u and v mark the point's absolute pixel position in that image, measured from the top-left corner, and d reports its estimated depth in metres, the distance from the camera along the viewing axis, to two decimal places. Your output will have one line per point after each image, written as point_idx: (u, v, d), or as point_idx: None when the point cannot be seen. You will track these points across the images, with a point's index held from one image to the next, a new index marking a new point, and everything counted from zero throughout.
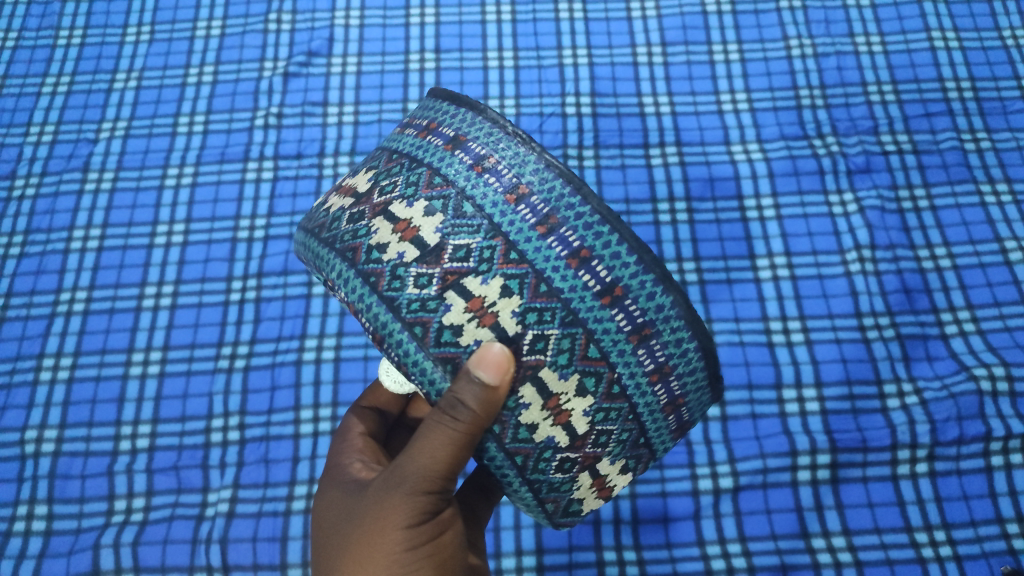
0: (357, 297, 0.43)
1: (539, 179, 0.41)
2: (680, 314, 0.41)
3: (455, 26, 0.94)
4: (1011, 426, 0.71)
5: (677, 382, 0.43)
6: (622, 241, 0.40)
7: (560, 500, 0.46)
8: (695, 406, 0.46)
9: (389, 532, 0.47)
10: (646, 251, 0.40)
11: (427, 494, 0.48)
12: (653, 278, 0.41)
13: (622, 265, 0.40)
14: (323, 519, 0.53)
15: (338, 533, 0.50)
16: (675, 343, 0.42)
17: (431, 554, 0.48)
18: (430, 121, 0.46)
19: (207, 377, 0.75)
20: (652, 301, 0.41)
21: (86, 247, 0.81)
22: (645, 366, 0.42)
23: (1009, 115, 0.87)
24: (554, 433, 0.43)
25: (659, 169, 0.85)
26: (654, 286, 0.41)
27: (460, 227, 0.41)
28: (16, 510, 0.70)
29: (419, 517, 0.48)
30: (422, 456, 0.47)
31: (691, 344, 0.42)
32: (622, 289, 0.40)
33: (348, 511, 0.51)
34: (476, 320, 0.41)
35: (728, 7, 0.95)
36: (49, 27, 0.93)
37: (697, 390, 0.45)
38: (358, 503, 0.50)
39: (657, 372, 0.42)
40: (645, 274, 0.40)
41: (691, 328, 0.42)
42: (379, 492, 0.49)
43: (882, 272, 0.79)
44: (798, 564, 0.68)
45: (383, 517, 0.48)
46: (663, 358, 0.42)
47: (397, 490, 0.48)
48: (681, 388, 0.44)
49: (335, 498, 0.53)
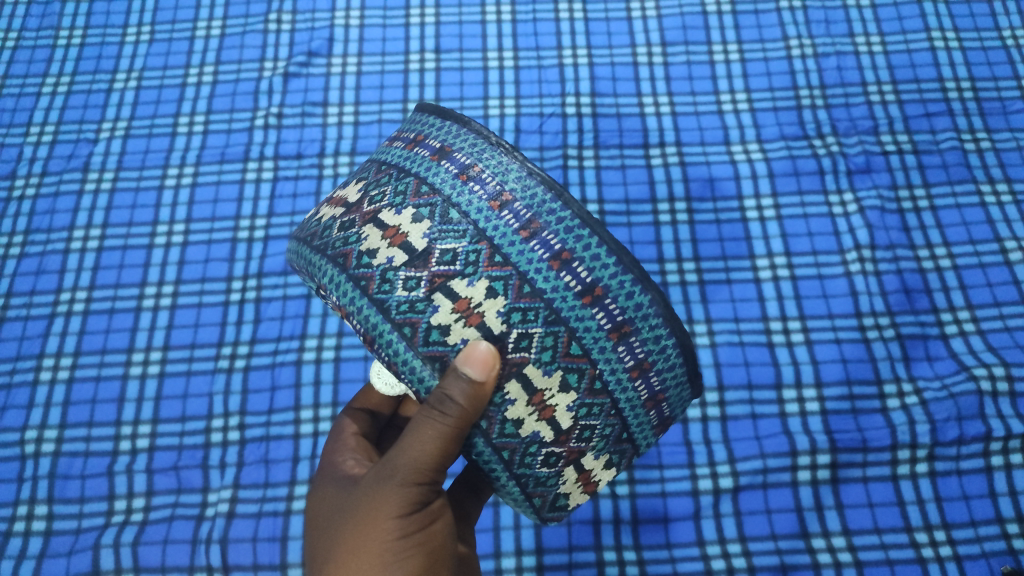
0: (348, 300, 0.43)
1: (521, 186, 0.41)
2: (658, 312, 0.42)
3: (455, 27, 0.94)
4: (1011, 426, 0.71)
5: (656, 377, 0.43)
6: (602, 244, 0.40)
7: (546, 494, 0.46)
8: (675, 402, 0.46)
9: (380, 522, 0.47)
10: (625, 253, 0.40)
11: (417, 485, 0.48)
12: (632, 279, 0.41)
13: (602, 265, 0.40)
14: (317, 514, 0.52)
15: (331, 526, 0.50)
16: (654, 340, 0.42)
17: (421, 543, 0.48)
18: (417, 133, 0.46)
19: (207, 377, 0.75)
20: (631, 300, 0.41)
21: (86, 247, 0.81)
22: (626, 362, 0.42)
23: (1009, 115, 0.87)
24: (540, 428, 0.43)
25: (659, 169, 0.85)
26: (633, 286, 0.41)
27: (446, 232, 0.41)
28: (16, 510, 0.70)
29: (410, 507, 0.48)
30: (412, 450, 0.47)
31: (670, 342, 0.42)
32: (602, 288, 0.40)
33: (341, 505, 0.50)
34: (463, 320, 0.41)
35: (728, 7, 0.95)
36: (49, 27, 0.93)
37: (677, 385, 0.45)
38: (350, 496, 0.50)
39: (638, 368, 0.42)
40: (624, 274, 0.41)
41: (670, 325, 0.42)
42: (371, 484, 0.49)
43: (882, 272, 0.79)
44: (798, 564, 0.68)
45: (374, 507, 0.48)
46: (643, 355, 0.42)
47: (388, 481, 0.48)
48: (662, 383, 0.44)
49: (328, 493, 0.53)
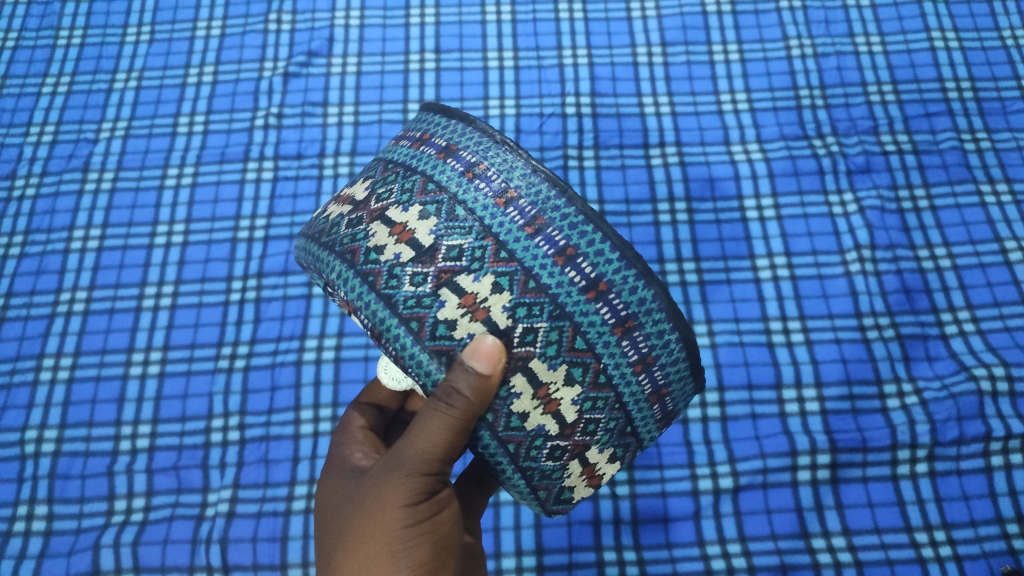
0: (357, 295, 0.43)
1: (527, 184, 0.41)
2: (661, 307, 0.42)
3: (456, 27, 0.94)
4: (1011, 426, 0.71)
5: (660, 372, 0.43)
6: (606, 239, 0.40)
7: (551, 487, 0.46)
8: (679, 396, 0.46)
9: (389, 511, 0.47)
10: (629, 248, 0.40)
11: (424, 475, 0.48)
12: (636, 273, 0.41)
13: (606, 261, 0.40)
14: (325, 505, 0.52)
15: (341, 516, 0.50)
16: (657, 334, 0.42)
17: (429, 531, 0.48)
18: (423, 132, 0.46)
19: (207, 377, 0.75)
20: (635, 295, 0.41)
21: (86, 247, 0.81)
22: (629, 356, 0.42)
23: (1009, 115, 0.87)
24: (545, 421, 0.43)
25: (659, 169, 0.85)
26: (637, 281, 0.41)
27: (452, 228, 0.41)
28: (16, 510, 0.70)
29: (418, 496, 0.48)
30: (419, 441, 0.47)
31: (673, 336, 0.42)
32: (606, 283, 0.40)
33: (350, 495, 0.50)
34: (469, 315, 0.41)
35: (728, 8, 0.95)
36: (49, 27, 0.93)
37: (680, 380, 0.45)
38: (359, 486, 0.50)
39: (641, 362, 0.42)
40: (627, 269, 0.41)
41: (673, 320, 0.42)
42: (379, 474, 0.49)
43: (882, 272, 0.79)
44: (798, 564, 0.68)
45: (383, 496, 0.48)
46: (646, 349, 0.42)
47: (395, 472, 0.48)
48: (665, 377, 0.44)
49: (336, 484, 0.53)
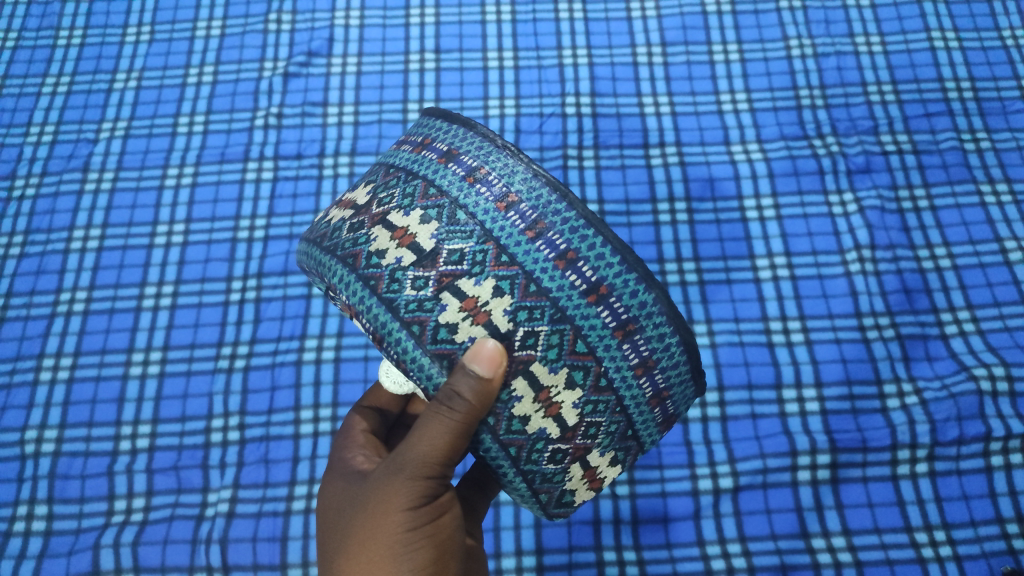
0: (358, 299, 0.43)
1: (527, 188, 0.41)
2: (662, 310, 0.42)
3: (455, 26, 0.94)
4: (1011, 426, 0.71)
5: (661, 375, 0.43)
6: (606, 243, 0.40)
7: (553, 490, 0.46)
8: (679, 400, 0.46)
9: (390, 515, 0.47)
10: (629, 252, 0.41)
11: (426, 479, 0.48)
12: (636, 277, 0.41)
13: (607, 265, 0.40)
14: (327, 508, 0.52)
15: (343, 519, 0.50)
16: (658, 337, 0.42)
17: (431, 534, 0.48)
18: (424, 137, 0.46)
19: (207, 377, 0.75)
20: (635, 298, 0.41)
21: (85, 247, 0.81)
22: (630, 359, 0.42)
23: (1009, 115, 0.87)
24: (546, 425, 0.43)
25: (659, 169, 0.85)
26: (637, 284, 0.41)
27: (454, 233, 0.41)
28: (16, 510, 0.70)
29: (420, 500, 0.48)
30: (421, 445, 0.47)
31: (674, 339, 0.42)
32: (607, 287, 0.40)
33: (351, 498, 0.50)
34: (470, 319, 0.41)
35: (728, 7, 0.95)
36: (49, 27, 0.93)
37: (681, 383, 0.45)
38: (361, 490, 0.50)
39: (642, 366, 0.42)
40: (628, 273, 0.41)
41: (674, 324, 0.42)
42: (381, 478, 0.49)
43: (881, 272, 0.79)
44: (798, 564, 0.68)
45: (385, 500, 0.48)
46: (647, 353, 0.42)
47: (397, 475, 0.48)
48: (666, 381, 0.44)
49: (338, 487, 0.53)
